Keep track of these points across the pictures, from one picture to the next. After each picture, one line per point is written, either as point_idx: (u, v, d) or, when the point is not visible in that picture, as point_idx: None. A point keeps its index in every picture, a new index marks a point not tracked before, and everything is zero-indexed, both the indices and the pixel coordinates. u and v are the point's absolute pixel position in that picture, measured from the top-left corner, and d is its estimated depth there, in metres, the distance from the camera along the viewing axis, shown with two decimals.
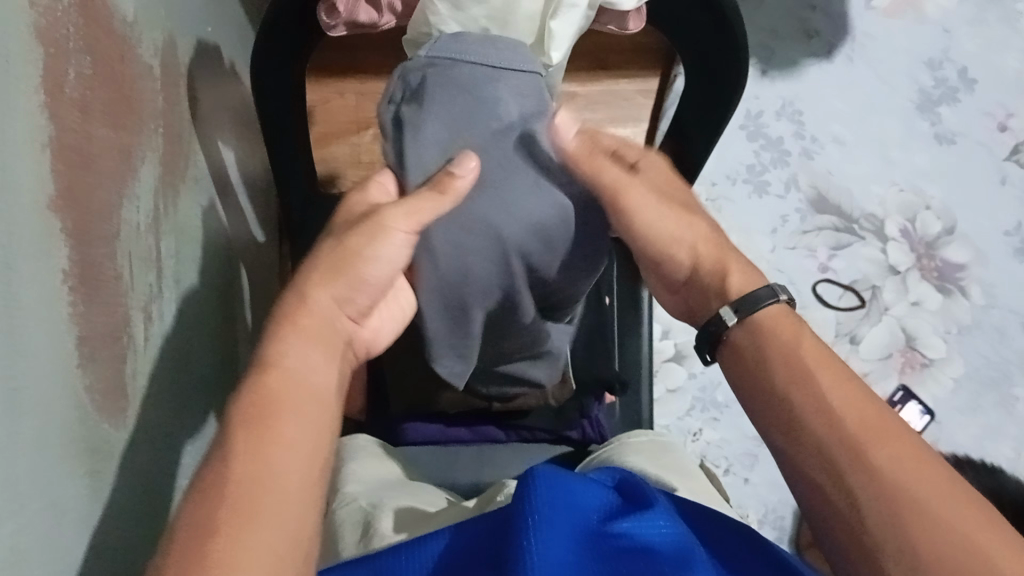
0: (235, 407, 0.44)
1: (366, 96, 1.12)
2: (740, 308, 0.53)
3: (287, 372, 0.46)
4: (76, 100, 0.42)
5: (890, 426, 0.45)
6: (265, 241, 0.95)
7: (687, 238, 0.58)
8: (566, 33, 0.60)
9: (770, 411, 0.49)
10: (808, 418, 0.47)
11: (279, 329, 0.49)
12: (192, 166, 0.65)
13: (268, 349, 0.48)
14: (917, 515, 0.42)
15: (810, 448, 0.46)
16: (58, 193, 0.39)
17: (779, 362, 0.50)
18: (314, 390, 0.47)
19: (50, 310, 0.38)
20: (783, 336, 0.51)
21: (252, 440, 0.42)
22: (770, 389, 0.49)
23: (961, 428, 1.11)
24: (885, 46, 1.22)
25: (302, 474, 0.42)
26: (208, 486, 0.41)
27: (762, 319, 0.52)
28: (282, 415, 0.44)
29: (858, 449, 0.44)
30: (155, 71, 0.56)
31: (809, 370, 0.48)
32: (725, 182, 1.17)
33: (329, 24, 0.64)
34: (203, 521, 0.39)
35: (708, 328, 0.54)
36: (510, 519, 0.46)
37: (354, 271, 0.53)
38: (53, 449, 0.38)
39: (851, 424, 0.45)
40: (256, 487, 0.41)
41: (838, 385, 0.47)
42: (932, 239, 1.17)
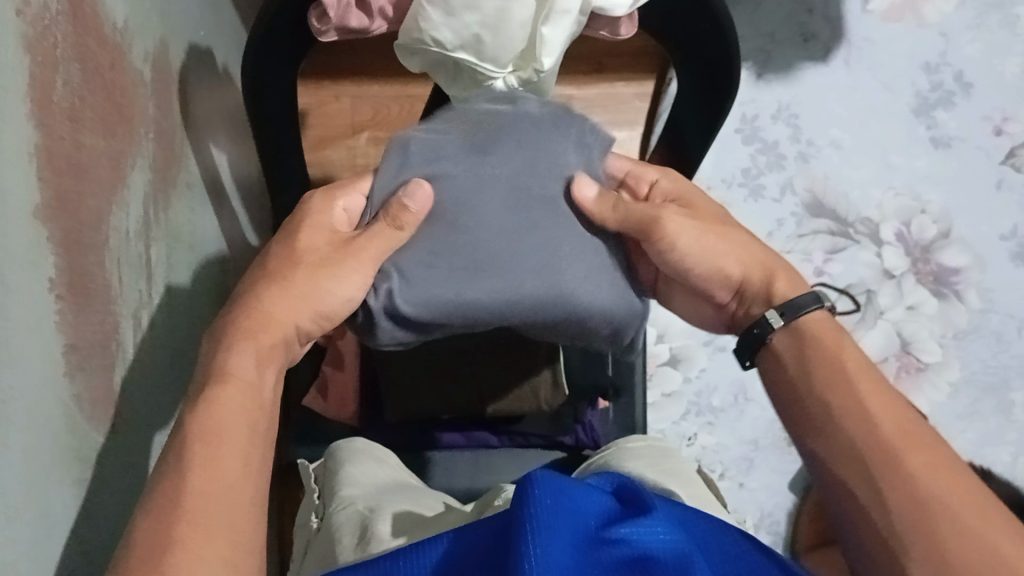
0: (189, 420, 0.45)
1: (361, 99, 1.12)
2: (786, 313, 0.55)
3: (243, 385, 0.48)
4: (65, 109, 0.42)
5: (925, 438, 0.47)
6: (259, 244, 0.95)
7: (730, 249, 0.59)
8: (559, 40, 0.58)
9: (809, 420, 0.50)
10: (849, 424, 0.48)
11: (236, 339, 0.50)
12: (184, 171, 0.65)
13: (222, 360, 0.49)
14: (945, 518, 0.43)
15: (841, 448, 0.48)
16: (45, 202, 0.39)
17: (819, 371, 0.51)
18: (260, 404, 0.48)
19: (38, 319, 0.38)
20: (822, 340, 0.53)
21: (205, 452, 0.44)
22: (807, 393, 0.51)
23: (957, 432, 1.11)
24: (881, 49, 1.22)
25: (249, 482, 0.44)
26: (162, 497, 0.41)
27: (807, 325, 0.54)
28: (232, 430, 0.45)
29: (891, 453, 0.46)
30: (147, 76, 0.56)
31: (851, 379, 0.50)
32: (721, 186, 1.17)
33: (321, 30, 0.61)
34: (162, 532, 0.40)
35: (751, 332, 0.56)
36: (507, 526, 0.46)
37: (318, 300, 0.53)
38: (41, 458, 0.38)
39: (887, 430, 0.47)
40: (209, 499, 0.42)
41: (875, 395, 0.49)
42: (929, 243, 1.17)
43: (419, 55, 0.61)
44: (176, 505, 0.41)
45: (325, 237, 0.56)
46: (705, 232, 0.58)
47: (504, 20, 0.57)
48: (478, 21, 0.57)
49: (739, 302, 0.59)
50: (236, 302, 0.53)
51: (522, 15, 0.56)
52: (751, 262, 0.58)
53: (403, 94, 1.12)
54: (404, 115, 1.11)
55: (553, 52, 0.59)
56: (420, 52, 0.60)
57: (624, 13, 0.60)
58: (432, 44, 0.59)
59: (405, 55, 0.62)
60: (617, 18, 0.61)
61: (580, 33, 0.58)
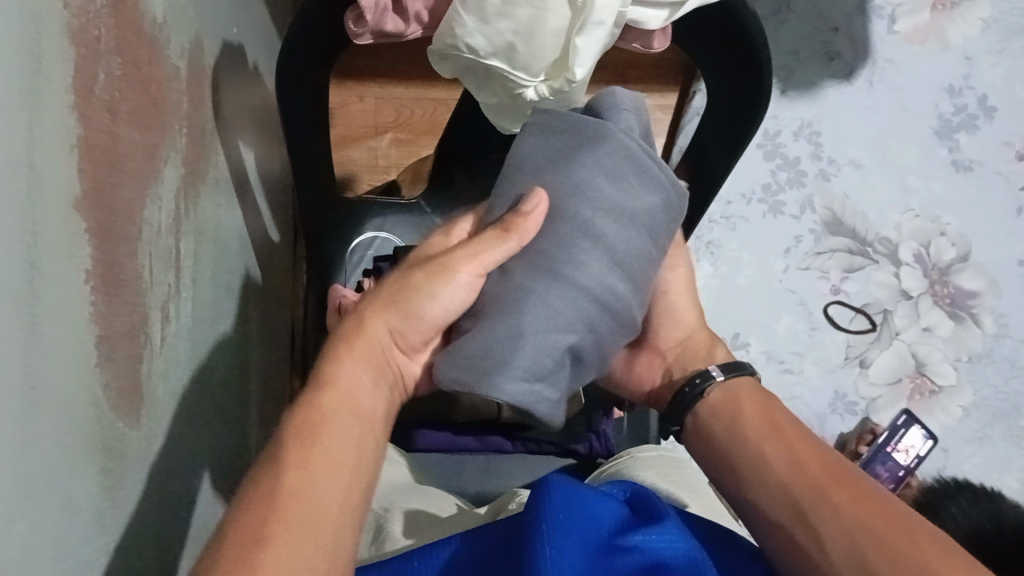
0: (289, 422, 0.46)
1: (385, 102, 1.12)
2: (725, 369, 0.60)
3: (341, 393, 0.49)
4: (105, 101, 0.42)
5: (848, 472, 0.51)
6: (279, 241, 0.95)
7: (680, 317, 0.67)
8: (592, 51, 0.57)
9: (741, 473, 0.54)
10: (775, 466, 0.53)
11: (338, 351, 0.52)
12: (213, 167, 0.65)
13: (327, 369, 0.50)
14: (869, 536, 0.46)
15: (774, 493, 0.52)
16: (83, 194, 0.39)
17: (746, 421, 0.56)
18: (361, 412, 0.48)
19: (72, 307, 0.38)
20: (750, 401, 0.58)
21: (310, 448, 0.44)
22: (737, 448, 0.55)
23: (967, 457, 1.12)
24: (905, 70, 1.22)
25: (338, 515, 0.43)
26: (257, 492, 0.42)
27: (737, 386, 0.59)
28: (330, 465, 0.44)
29: (820, 489, 0.50)
30: (182, 71, 0.56)
31: (778, 429, 0.55)
32: (740, 200, 1.17)
33: (356, 33, 0.60)
34: (255, 524, 0.40)
35: (688, 388, 0.61)
36: (520, 526, 0.47)
37: (414, 307, 0.54)
38: (67, 447, 0.38)
39: (814, 472, 0.51)
40: (307, 495, 0.42)
41: (800, 441, 0.54)
42: (946, 265, 1.17)
43: (450, 61, 0.62)
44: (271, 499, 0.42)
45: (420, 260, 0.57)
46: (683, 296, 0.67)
47: (538, 29, 0.57)
48: (512, 28, 0.57)
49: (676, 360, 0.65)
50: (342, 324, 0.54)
51: (555, 26, 0.57)
52: (698, 334, 0.66)
53: (427, 97, 1.12)
54: (428, 118, 1.12)
55: (587, 61, 0.58)
56: (453, 57, 0.60)
57: (659, 27, 0.60)
58: (466, 51, 0.59)
59: (437, 60, 0.62)
60: (650, 31, 0.61)
61: (614, 45, 0.58)
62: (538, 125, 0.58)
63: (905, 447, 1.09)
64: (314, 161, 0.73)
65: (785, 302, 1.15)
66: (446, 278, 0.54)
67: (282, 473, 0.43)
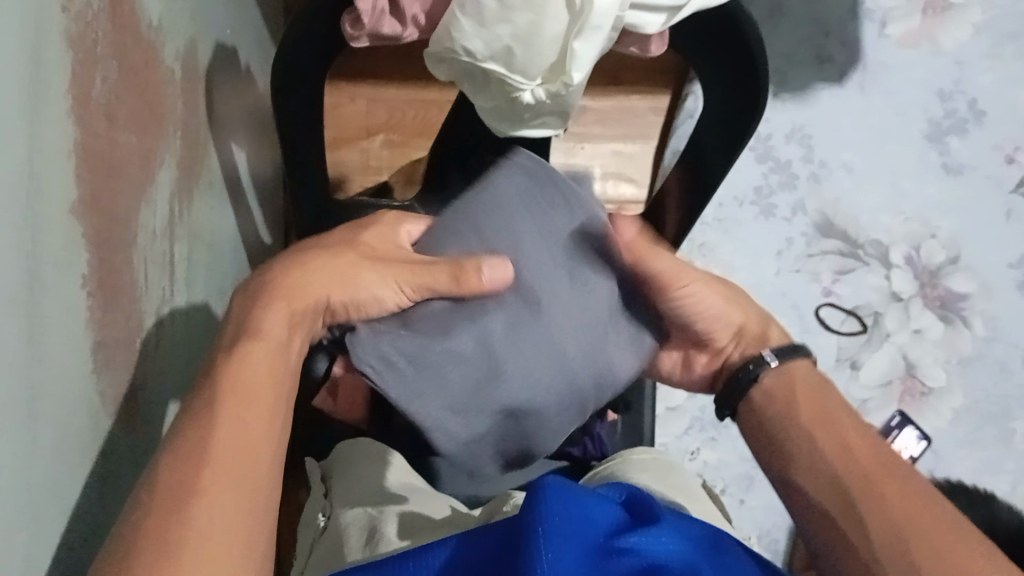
0: (217, 373, 0.46)
1: (377, 103, 1.12)
2: (779, 353, 0.59)
3: (267, 350, 0.49)
4: (102, 106, 0.42)
5: (899, 466, 0.51)
6: (272, 243, 0.95)
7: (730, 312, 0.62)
8: (591, 55, 0.57)
9: (790, 453, 0.54)
10: (828, 452, 0.52)
11: (267, 301, 0.52)
12: (207, 169, 0.65)
13: (256, 320, 0.50)
14: (913, 531, 0.46)
15: (820, 479, 0.51)
16: (81, 201, 0.39)
17: (802, 407, 0.56)
18: (285, 364, 0.49)
19: (70, 315, 0.38)
20: (808, 391, 0.57)
21: (236, 405, 0.45)
22: (789, 433, 0.55)
23: (957, 459, 1.13)
24: (896, 73, 1.22)
25: (267, 450, 0.44)
26: (185, 447, 0.42)
27: (794, 367, 0.59)
28: (254, 416, 0.45)
29: (870, 478, 0.49)
30: (177, 75, 0.56)
31: (835, 419, 0.54)
32: (732, 204, 1.17)
33: (353, 36, 0.60)
34: (184, 475, 0.41)
35: (745, 370, 0.60)
36: (516, 527, 0.46)
37: (354, 287, 0.55)
38: (65, 457, 0.38)
39: (867, 463, 0.50)
40: (237, 452, 0.43)
41: (855, 432, 0.53)
42: (937, 268, 1.18)
43: (447, 64, 0.61)
44: (202, 454, 0.42)
45: (387, 242, 0.60)
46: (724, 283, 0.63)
47: (536, 34, 0.57)
48: (510, 33, 0.57)
49: (737, 345, 0.62)
50: (270, 269, 0.54)
51: (552, 30, 0.56)
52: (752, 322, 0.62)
53: (420, 99, 1.12)
54: (421, 120, 1.11)
55: (586, 66, 0.58)
56: (450, 62, 0.60)
57: (656, 32, 0.60)
58: (463, 55, 0.59)
59: (435, 64, 0.62)
60: (648, 36, 0.61)
61: (612, 49, 0.58)
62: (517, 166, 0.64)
63: (899, 447, 1.11)
64: (309, 164, 0.73)
65: (778, 303, 1.15)
66: (382, 274, 0.56)
67: (219, 423, 0.43)
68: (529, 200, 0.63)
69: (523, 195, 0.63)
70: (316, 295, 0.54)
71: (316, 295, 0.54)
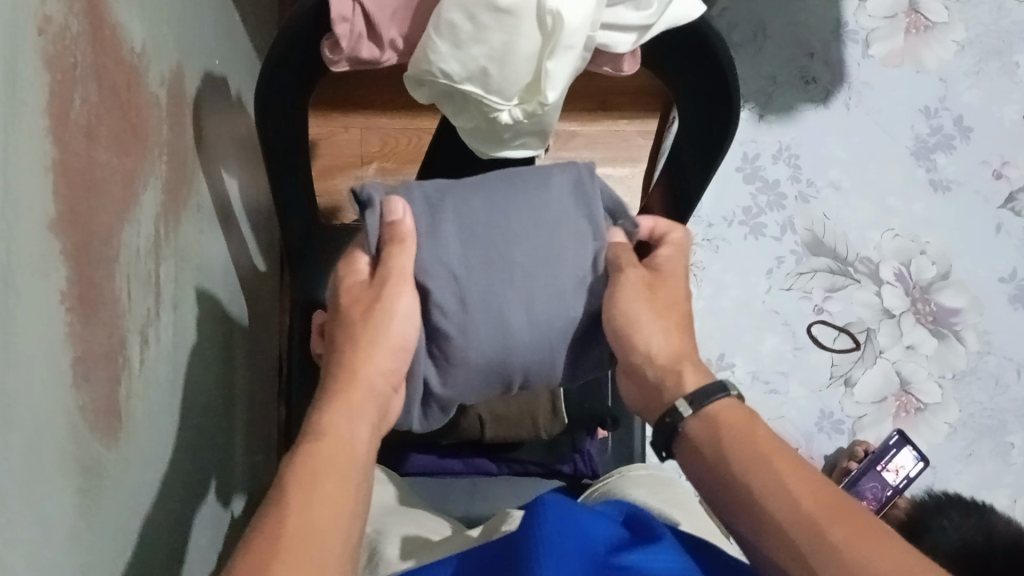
0: (286, 473, 0.49)
1: (370, 131, 1.14)
2: (694, 401, 0.56)
3: (337, 442, 0.51)
4: (81, 126, 0.43)
5: (844, 506, 0.49)
6: (266, 270, 0.96)
7: (662, 327, 0.59)
8: (564, 74, 0.60)
9: (732, 499, 0.52)
10: (769, 502, 0.50)
11: (331, 399, 0.54)
12: (195, 194, 0.66)
13: (320, 420, 0.53)
14: None
15: (770, 532, 0.49)
16: (59, 216, 0.40)
17: (730, 449, 0.53)
18: (354, 457, 0.52)
19: (48, 325, 0.39)
20: (734, 424, 0.54)
21: (303, 498, 0.47)
22: (727, 476, 0.52)
23: (955, 474, 1.13)
24: (882, 93, 1.24)
25: (338, 543, 0.46)
26: (257, 540, 0.45)
27: (714, 410, 0.55)
28: (327, 507, 0.47)
29: (818, 529, 0.48)
30: (161, 100, 0.57)
31: (765, 457, 0.52)
32: (722, 223, 1.18)
33: (333, 60, 0.62)
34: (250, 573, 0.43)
35: (664, 423, 0.57)
36: (511, 549, 0.47)
37: (393, 336, 0.56)
38: (43, 465, 0.39)
39: (811, 508, 0.49)
40: (304, 549, 0.45)
41: (790, 468, 0.51)
42: (927, 284, 1.19)
43: (427, 86, 0.63)
44: (271, 546, 0.44)
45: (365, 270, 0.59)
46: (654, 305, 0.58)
47: (511, 54, 0.58)
48: (485, 53, 0.59)
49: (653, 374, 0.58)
50: (333, 368, 0.57)
51: (527, 50, 0.58)
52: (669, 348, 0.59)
53: (413, 127, 1.14)
54: (413, 147, 1.13)
55: (559, 83, 0.60)
56: (428, 83, 0.61)
57: (627, 50, 0.62)
58: (440, 76, 0.60)
59: (415, 85, 0.63)
60: (620, 54, 0.62)
61: (583, 69, 0.60)
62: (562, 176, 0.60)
63: (896, 467, 1.09)
64: (297, 188, 0.74)
65: (770, 321, 1.16)
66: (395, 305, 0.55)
67: (286, 517, 0.46)
68: (510, 188, 0.59)
69: (508, 191, 0.59)
70: (370, 383, 0.55)
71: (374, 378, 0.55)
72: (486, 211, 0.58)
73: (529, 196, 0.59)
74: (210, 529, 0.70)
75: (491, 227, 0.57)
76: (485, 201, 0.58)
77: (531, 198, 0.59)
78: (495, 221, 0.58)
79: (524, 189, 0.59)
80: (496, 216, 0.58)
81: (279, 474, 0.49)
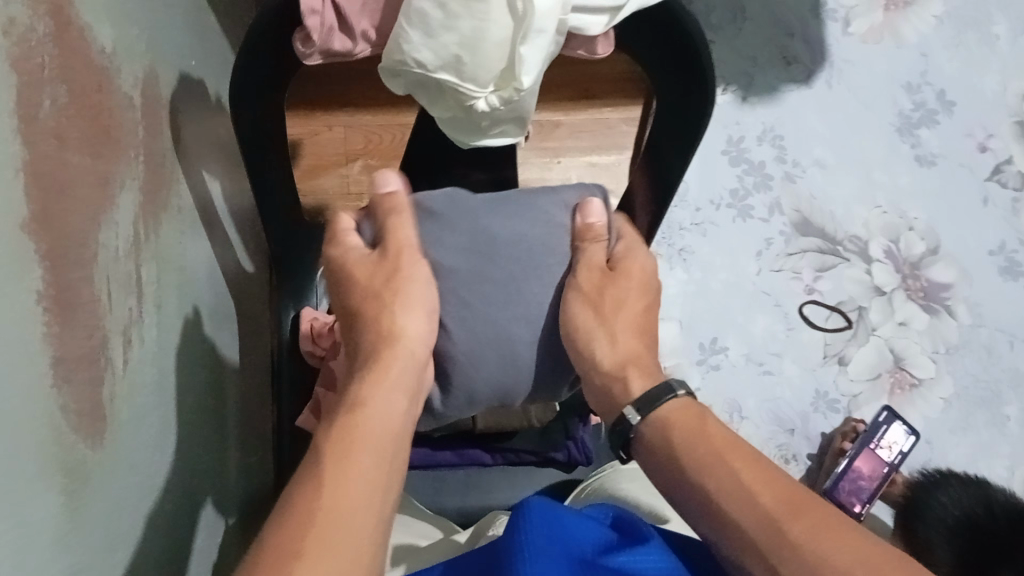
0: (322, 443, 0.49)
1: (353, 129, 1.13)
2: (642, 408, 0.58)
3: (374, 414, 0.51)
4: (51, 128, 0.43)
5: (800, 497, 0.50)
6: (254, 272, 0.96)
7: (610, 333, 0.60)
8: (537, 60, 0.59)
9: (692, 502, 0.53)
10: (727, 503, 0.50)
11: (369, 375, 0.55)
12: (175, 196, 0.66)
13: (358, 394, 0.53)
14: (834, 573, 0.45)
15: (732, 533, 0.50)
16: (31, 218, 0.40)
17: (687, 452, 0.54)
18: (391, 433, 0.51)
19: (26, 324, 0.39)
20: (689, 423, 0.56)
21: (340, 468, 0.47)
22: (687, 480, 0.53)
23: (954, 445, 1.14)
24: (863, 70, 1.24)
25: (373, 513, 0.45)
26: (294, 506, 0.44)
27: (667, 413, 0.57)
28: (366, 475, 0.47)
29: (776, 525, 0.48)
30: (135, 101, 0.57)
31: (722, 457, 0.53)
32: (709, 207, 1.18)
33: (305, 54, 0.61)
34: (286, 543, 0.42)
35: (619, 428, 0.59)
36: (498, 549, 0.48)
37: (417, 301, 0.57)
38: (26, 467, 0.39)
39: (768, 502, 0.49)
40: (340, 517, 0.44)
41: (746, 464, 0.52)
42: (917, 259, 1.19)
43: (401, 77, 0.62)
44: (308, 511, 0.44)
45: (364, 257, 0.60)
46: (603, 315, 0.60)
47: (484, 39, 0.58)
48: (458, 41, 0.59)
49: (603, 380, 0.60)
50: (367, 347, 0.57)
51: (498, 36, 0.58)
52: (615, 353, 0.61)
53: (396, 123, 1.14)
54: (396, 143, 1.13)
55: (534, 71, 0.60)
56: (402, 73, 0.61)
57: (600, 32, 0.61)
58: (414, 66, 0.60)
59: (389, 78, 0.63)
60: (592, 37, 0.62)
61: (556, 53, 0.60)
62: (558, 196, 0.61)
63: (888, 443, 1.09)
64: (279, 186, 0.74)
65: (761, 303, 1.16)
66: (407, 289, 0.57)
67: (315, 487, 0.45)
68: (503, 199, 0.60)
69: (505, 205, 0.60)
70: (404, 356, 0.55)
71: (408, 350, 0.56)
72: (487, 220, 0.59)
73: (525, 213, 0.60)
74: (206, 531, 0.70)
75: (508, 244, 0.59)
76: (510, 217, 0.59)
77: (525, 216, 0.60)
78: (506, 237, 0.59)
79: (523, 210, 0.60)
80: (529, 237, 0.60)
81: (314, 446, 0.49)
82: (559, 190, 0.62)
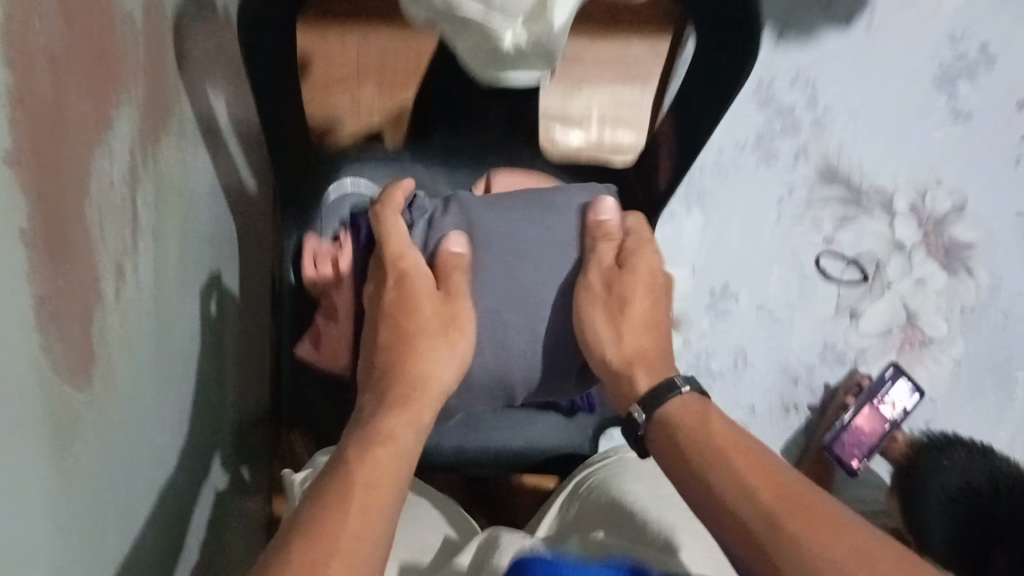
0: (346, 464, 0.52)
1: (368, 45, 1.08)
2: (647, 407, 0.60)
3: (396, 440, 0.55)
4: (44, 52, 0.40)
5: (798, 491, 0.51)
6: (259, 190, 0.93)
7: (628, 332, 0.64)
8: (564, 10, 0.57)
9: (697, 496, 0.54)
10: (727, 496, 0.52)
11: (392, 398, 0.58)
12: (177, 118, 0.63)
13: (383, 418, 0.56)
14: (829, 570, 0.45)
15: (733, 526, 0.51)
16: (18, 151, 0.37)
17: (691, 448, 0.56)
18: (409, 460, 0.55)
19: (9, 265, 0.36)
20: (690, 426, 0.57)
21: (361, 489, 0.50)
22: (691, 472, 0.55)
23: (961, 413, 1.15)
24: (905, 14, 1.14)
25: (381, 538, 0.49)
26: (322, 516, 0.48)
27: (676, 415, 0.58)
28: (383, 498, 0.51)
29: (773, 519, 0.49)
30: (137, 17, 0.54)
31: (722, 452, 0.54)
32: (733, 149, 1.13)
33: None
34: (307, 555, 0.45)
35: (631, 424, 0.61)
36: None
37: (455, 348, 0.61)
38: (8, 416, 0.37)
39: (766, 499, 0.50)
40: (360, 540, 0.48)
41: (744, 459, 0.53)
42: (942, 216, 1.16)
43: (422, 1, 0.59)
44: (332, 526, 0.47)
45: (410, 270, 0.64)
46: (618, 317, 0.64)
47: None
48: None
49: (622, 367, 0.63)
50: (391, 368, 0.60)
51: None
52: (625, 341, 0.63)
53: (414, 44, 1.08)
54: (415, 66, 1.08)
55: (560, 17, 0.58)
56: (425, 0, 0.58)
57: None
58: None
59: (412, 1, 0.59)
60: None
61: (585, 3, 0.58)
62: (572, 204, 0.71)
63: (890, 400, 1.09)
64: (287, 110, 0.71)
65: (778, 251, 1.13)
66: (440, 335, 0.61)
67: (334, 503, 0.49)
68: (530, 213, 0.70)
69: (527, 213, 0.71)
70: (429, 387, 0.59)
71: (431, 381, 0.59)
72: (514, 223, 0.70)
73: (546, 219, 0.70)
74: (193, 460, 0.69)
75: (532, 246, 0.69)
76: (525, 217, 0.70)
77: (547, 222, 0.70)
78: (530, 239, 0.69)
79: (541, 221, 0.70)
80: (522, 235, 0.69)
81: (337, 463, 0.53)
82: (572, 194, 0.72)
